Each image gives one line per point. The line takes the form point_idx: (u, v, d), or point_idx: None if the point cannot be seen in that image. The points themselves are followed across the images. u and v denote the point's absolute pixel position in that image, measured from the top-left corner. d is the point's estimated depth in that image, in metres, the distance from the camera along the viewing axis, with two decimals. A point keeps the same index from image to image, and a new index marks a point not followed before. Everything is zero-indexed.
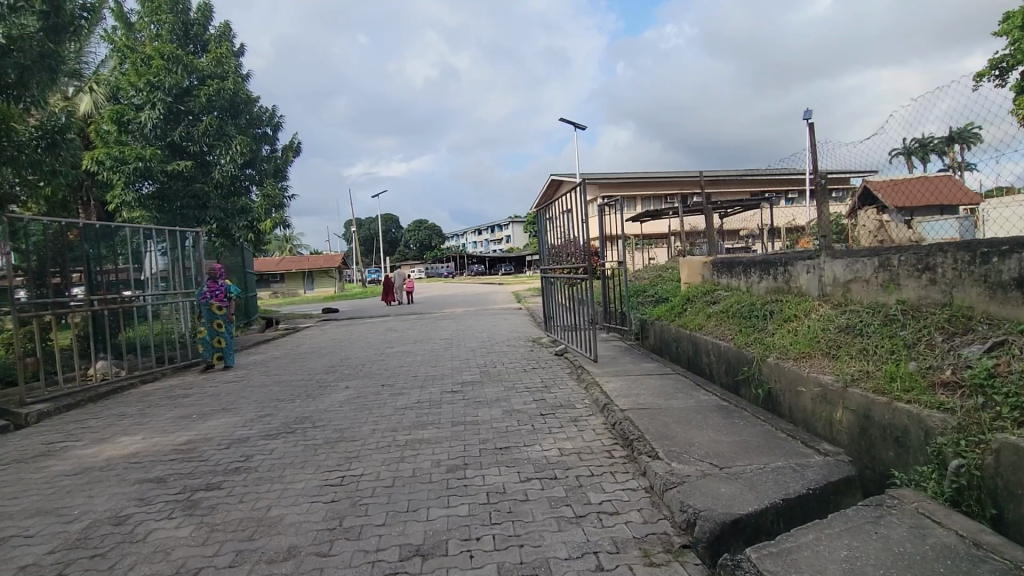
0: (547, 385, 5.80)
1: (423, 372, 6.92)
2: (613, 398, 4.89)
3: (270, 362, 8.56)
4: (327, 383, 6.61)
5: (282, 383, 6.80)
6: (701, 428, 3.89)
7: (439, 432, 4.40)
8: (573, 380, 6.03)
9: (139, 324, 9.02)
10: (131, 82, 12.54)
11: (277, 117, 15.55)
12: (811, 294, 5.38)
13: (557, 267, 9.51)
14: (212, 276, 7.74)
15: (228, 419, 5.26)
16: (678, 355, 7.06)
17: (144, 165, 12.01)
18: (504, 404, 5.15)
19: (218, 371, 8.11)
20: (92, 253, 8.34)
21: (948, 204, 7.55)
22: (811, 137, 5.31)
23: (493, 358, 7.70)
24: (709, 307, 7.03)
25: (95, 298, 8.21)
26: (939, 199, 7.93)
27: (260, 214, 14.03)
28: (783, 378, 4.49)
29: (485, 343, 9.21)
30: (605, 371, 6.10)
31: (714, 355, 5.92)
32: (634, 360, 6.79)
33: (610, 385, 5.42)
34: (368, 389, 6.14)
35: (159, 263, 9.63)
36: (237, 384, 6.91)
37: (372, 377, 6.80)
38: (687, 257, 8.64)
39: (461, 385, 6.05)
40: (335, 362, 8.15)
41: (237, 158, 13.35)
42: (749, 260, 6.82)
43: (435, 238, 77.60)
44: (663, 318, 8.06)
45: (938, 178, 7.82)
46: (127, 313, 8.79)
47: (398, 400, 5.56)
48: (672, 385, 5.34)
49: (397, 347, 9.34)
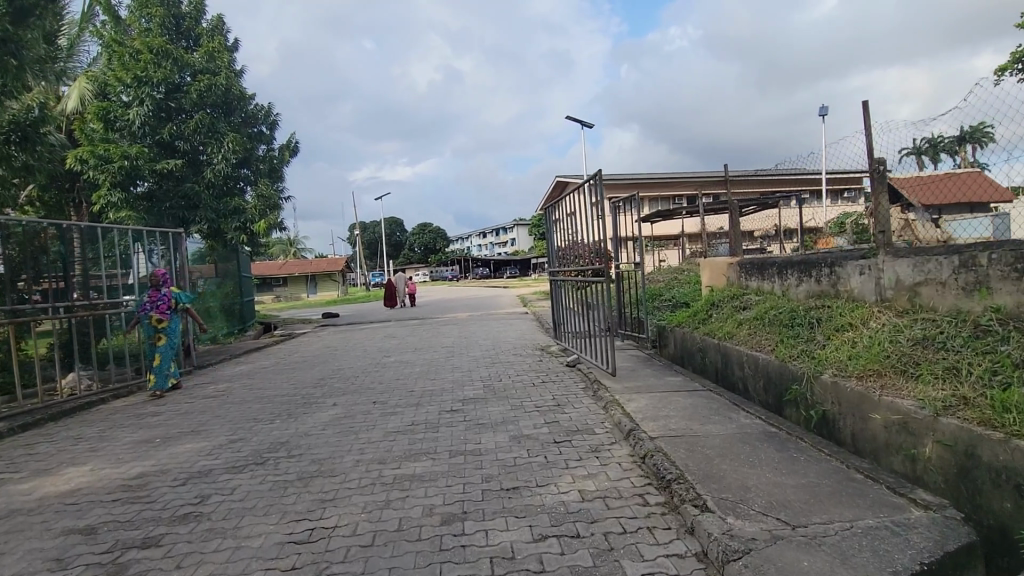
0: (560, 404, 5.08)
1: (421, 386, 6.23)
2: (638, 422, 4.19)
3: (256, 373, 7.90)
4: (313, 400, 5.93)
5: (264, 399, 6.12)
6: (753, 466, 3.18)
7: (434, 466, 3.69)
8: (589, 397, 5.32)
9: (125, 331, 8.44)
10: (120, 77, 11.88)
11: (273, 115, 14.91)
12: (865, 298, 4.67)
13: (567, 269, 8.78)
14: (154, 283, 6.90)
15: (194, 445, 4.57)
16: (705, 367, 6.33)
17: (130, 164, 11.39)
18: (510, 427, 4.44)
19: (200, 384, 7.43)
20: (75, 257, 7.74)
21: (975, 202, 6.90)
22: (864, 118, 4.55)
23: (498, 369, 6.99)
24: (738, 313, 6.31)
25: (77, 304, 7.62)
26: (967, 195, 7.23)
27: (254, 215, 13.32)
28: (844, 401, 3.76)
29: (489, 352, 8.50)
30: (625, 387, 5.39)
31: (750, 369, 5.19)
32: (655, 372, 6.06)
33: (633, 405, 4.70)
34: (358, 407, 5.45)
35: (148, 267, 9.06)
36: (214, 401, 6.23)
37: (364, 392, 6.12)
38: (707, 257, 7.91)
39: (462, 403, 5.35)
40: (326, 373, 7.47)
41: (230, 157, 12.70)
42: (784, 259, 6.08)
43: (440, 241, 77.06)
44: (685, 325, 7.33)
45: (964, 175, 7.16)
46: (112, 320, 8.21)
47: (390, 421, 4.88)
48: (704, 405, 4.61)
49: (395, 357, 8.64)
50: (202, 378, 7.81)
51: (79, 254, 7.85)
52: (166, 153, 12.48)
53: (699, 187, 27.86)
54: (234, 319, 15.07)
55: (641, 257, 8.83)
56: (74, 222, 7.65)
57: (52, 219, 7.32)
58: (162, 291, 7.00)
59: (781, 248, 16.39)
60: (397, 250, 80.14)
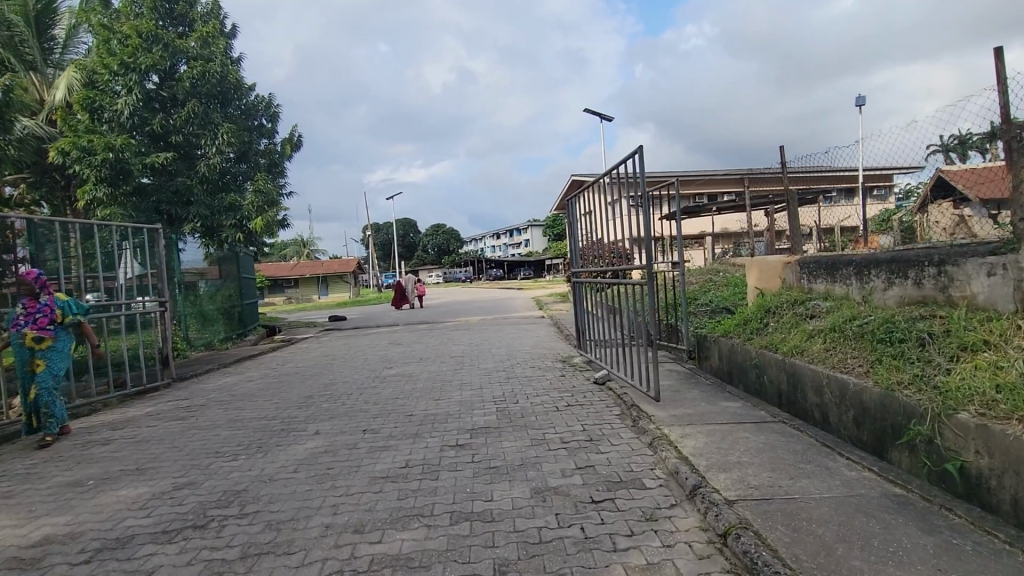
0: (594, 439, 4.04)
1: (423, 409, 5.22)
2: (705, 474, 3.13)
3: (239, 388, 6.98)
4: (293, 425, 4.96)
5: (236, 425, 5.14)
6: (905, 566, 2.11)
7: (426, 543, 2.65)
8: (629, 428, 4.27)
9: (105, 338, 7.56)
10: (108, 64, 11.06)
11: (275, 106, 14.04)
12: (999, 308, 3.58)
13: (586, 269, 7.70)
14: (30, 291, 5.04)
15: (127, 493, 3.59)
16: (764, 387, 5.26)
17: (116, 157, 10.52)
18: (531, 475, 3.39)
19: (172, 400, 6.49)
20: (48, 257, 6.84)
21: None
22: (998, 71, 3.42)
23: (514, 387, 5.95)
24: (806, 324, 5.22)
25: None
26: None
27: (250, 212, 12.25)
28: (1002, 454, 2.69)
29: (503, 364, 7.47)
30: (674, 416, 4.34)
31: (836, 397, 4.12)
32: (706, 395, 4.98)
33: (690, 444, 3.66)
34: (344, 438, 4.45)
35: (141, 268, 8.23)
36: (179, 424, 5.27)
37: (355, 416, 5.13)
38: (754, 257, 6.81)
39: (469, 435, 4.32)
40: (316, 390, 6.51)
41: (225, 149, 11.83)
42: (864, 257, 4.99)
43: (454, 242, 76.34)
44: (733, 335, 6.25)
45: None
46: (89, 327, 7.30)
47: (381, 461, 3.87)
48: (784, 446, 3.53)
49: (397, 369, 7.65)
50: (177, 393, 6.87)
51: (52, 254, 6.93)
52: (159, 146, 11.68)
53: (723, 185, 26.63)
54: (236, 323, 14.23)
55: (676, 256, 7.76)
56: (62, 219, 6.88)
57: (39, 215, 6.56)
58: (43, 300, 5.12)
59: (817, 246, 15.18)
60: (410, 251, 79.46)
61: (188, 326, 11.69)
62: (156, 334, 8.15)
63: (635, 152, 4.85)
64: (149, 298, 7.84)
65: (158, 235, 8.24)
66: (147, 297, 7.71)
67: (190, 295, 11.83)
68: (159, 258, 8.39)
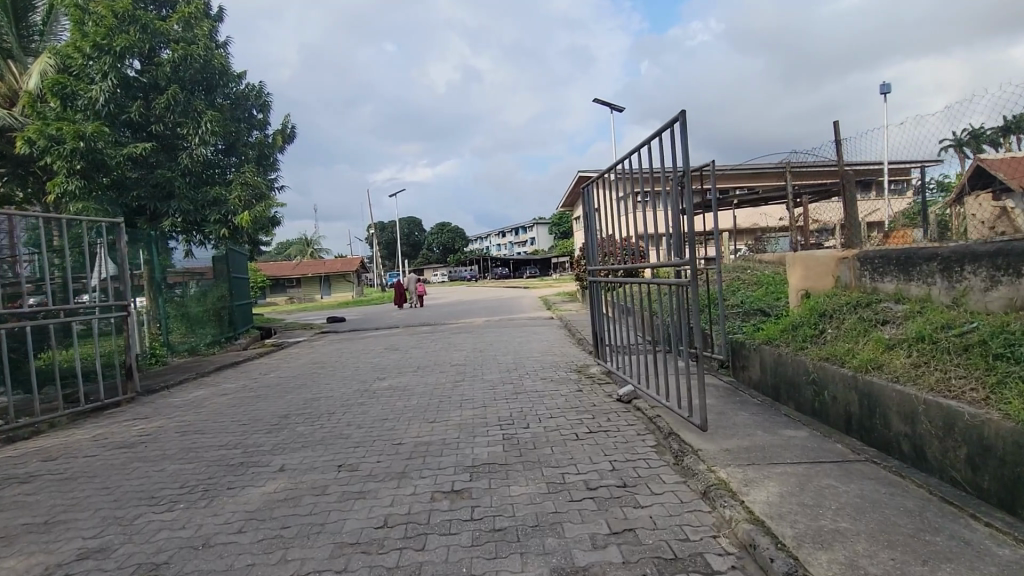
0: (630, 486, 3.11)
1: (414, 436, 4.34)
2: (799, 554, 2.22)
3: (209, 405, 6.13)
4: (255, 458, 4.09)
5: (188, 456, 4.27)
6: None
7: None
8: (672, 468, 3.35)
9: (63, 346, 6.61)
10: (81, 47, 10.23)
11: (265, 94, 13.20)
12: None
13: (602, 266, 6.72)
14: None
15: (13, 564, 2.72)
16: (827, 408, 4.32)
17: (87, 147, 9.65)
18: (548, 547, 2.49)
19: (128, 420, 5.65)
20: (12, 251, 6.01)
21: None
22: None
23: (523, 406, 5.05)
24: (878, 331, 4.31)
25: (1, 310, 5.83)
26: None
27: (237, 207, 11.37)
28: None
29: (510, 375, 6.57)
30: (727, 452, 3.43)
31: (938, 428, 3.21)
32: (759, 420, 4.06)
33: (761, 500, 2.75)
34: (312, 477, 3.58)
35: (101, 269, 7.14)
36: (123, 455, 4.42)
37: (332, 445, 4.26)
38: (796, 252, 5.87)
39: (468, 476, 3.40)
40: (294, 408, 5.64)
41: (209, 138, 10.96)
42: (952, 250, 4.10)
43: (459, 241, 75.42)
44: (778, 342, 5.33)
45: None
46: (43, 332, 6.34)
47: (354, 516, 2.97)
48: (890, 503, 2.64)
49: (390, 380, 6.78)
50: (137, 411, 6.04)
51: (18, 248, 6.11)
52: (138, 136, 10.89)
53: (738, 179, 25.52)
54: (228, 325, 13.39)
55: (708, 252, 6.81)
56: (25, 212, 5.98)
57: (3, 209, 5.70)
58: None
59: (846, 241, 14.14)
60: (415, 250, 78.60)
61: (171, 331, 10.88)
62: (120, 342, 7.20)
63: (671, 120, 3.80)
64: (109, 302, 6.77)
65: (122, 233, 7.14)
66: (105, 302, 6.67)
67: (175, 298, 11.06)
68: (120, 258, 7.23)
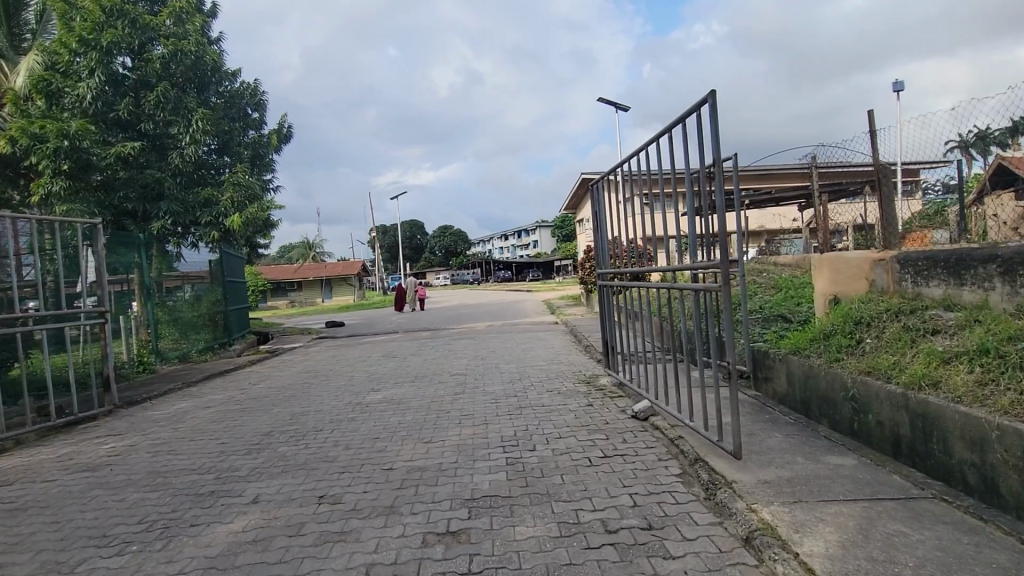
0: (657, 529, 2.63)
1: (407, 460, 3.87)
2: None
3: (190, 419, 5.67)
4: (227, 486, 3.62)
5: (154, 482, 3.80)
6: None
7: None
8: (704, 506, 2.86)
9: (31, 356, 6.05)
10: (67, 43, 9.83)
11: (261, 93, 12.78)
12: None
13: (612, 269, 6.18)
14: None
15: None
16: (871, 429, 3.84)
17: (72, 145, 9.21)
18: None
19: (98, 437, 5.18)
20: None
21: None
22: None
23: (528, 424, 4.57)
24: (929, 342, 3.86)
25: None
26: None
27: (228, 208, 10.93)
28: None
29: (513, 388, 6.08)
30: (766, 485, 2.95)
31: (1016, 459, 2.74)
32: (797, 445, 3.58)
33: (817, 550, 2.28)
34: (288, 513, 3.12)
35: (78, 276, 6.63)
36: (82, 481, 3.95)
37: (315, 471, 3.79)
38: (823, 253, 5.39)
39: (467, 514, 2.92)
40: (278, 424, 5.17)
41: (201, 136, 10.53)
42: (1015, 250, 3.67)
43: (462, 244, 75.03)
44: (807, 352, 4.84)
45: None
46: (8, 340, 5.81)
47: (330, 566, 2.50)
48: (979, 558, 2.17)
49: (384, 393, 6.30)
50: (112, 426, 5.58)
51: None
52: (127, 134, 10.47)
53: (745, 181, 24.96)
54: (223, 330, 12.88)
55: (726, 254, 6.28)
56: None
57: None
58: None
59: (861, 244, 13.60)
60: (417, 253, 78.18)
61: (162, 337, 10.45)
62: (95, 353, 6.62)
63: (699, 101, 3.33)
64: (85, 309, 6.26)
65: (101, 237, 6.65)
66: (81, 309, 6.17)
67: (166, 302, 10.62)
68: (98, 262, 6.69)
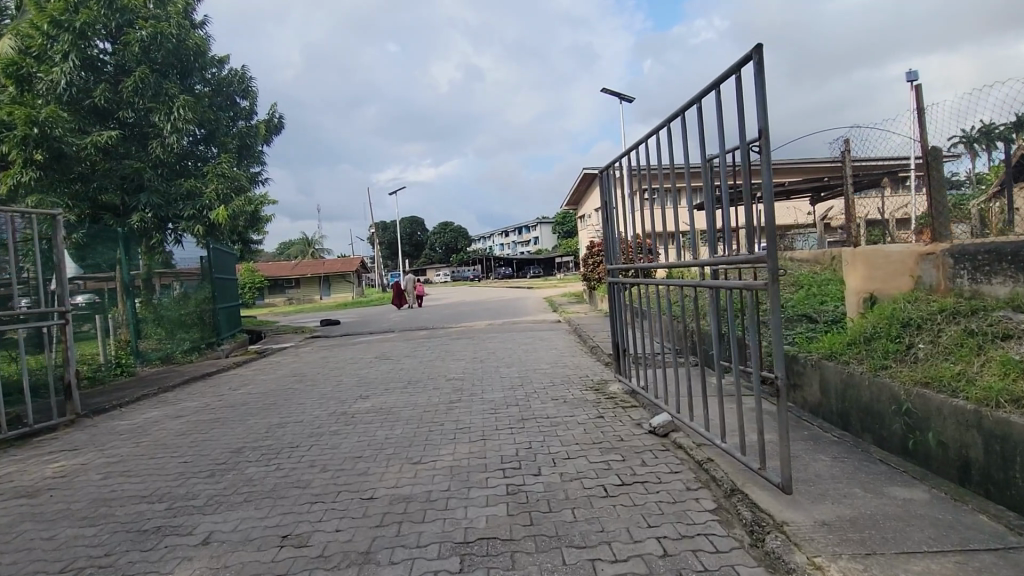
0: None
1: (391, 487, 3.32)
2: None
3: (155, 432, 5.10)
4: (179, 519, 3.07)
5: (94, 514, 3.25)
6: None
7: None
8: (751, 557, 2.30)
9: None
10: (39, 24, 9.23)
11: (249, 80, 12.21)
12: None
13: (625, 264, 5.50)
14: None
15: None
16: (929, 450, 3.29)
17: (42, 133, 8.59)
18: None
19: (49, 454, 4.60)
20: None
21: None
22: None
23: (532, 440, 4.02)
24: (1002, 349, 3.35)
25: None
26: None
27: (212, 201, 10.29)
28: None
29: (515, 395, 5.52)
30: (825, 528, 2.40)
31: None
32: (850, 472, 3.03)
33: None
34: (242, 560, 2.56)
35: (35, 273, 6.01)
36: (13, 511, 3.38)
37: (281, 500, 3.23)
38: (856, 247, 4.72)
39: (458, 566, 2.37)
40: (251, 438, 4.61)
41: (183, 124, 9.95)
42: None
43: (462, 240, 74.46)
44: (845, 357, 4.25)
45: None
46: None
47: None
48: None
49: (372, 400, 5.74)
50: (69, 440, 5.01)
51: None
52: (105, 123, 9.89)
53: None
54: (212, 329, 12.21)
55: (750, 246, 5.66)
56: None
57: None
58: None
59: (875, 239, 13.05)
60: (416, 250, 77.55)
61: (144, 337, 9.88)
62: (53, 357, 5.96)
63: (742, 58, 2.81)
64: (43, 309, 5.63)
65: (63, 231, 6.02)
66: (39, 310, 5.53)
67: (150, 300, 10.02)
68: (60, 258, 6.07)
